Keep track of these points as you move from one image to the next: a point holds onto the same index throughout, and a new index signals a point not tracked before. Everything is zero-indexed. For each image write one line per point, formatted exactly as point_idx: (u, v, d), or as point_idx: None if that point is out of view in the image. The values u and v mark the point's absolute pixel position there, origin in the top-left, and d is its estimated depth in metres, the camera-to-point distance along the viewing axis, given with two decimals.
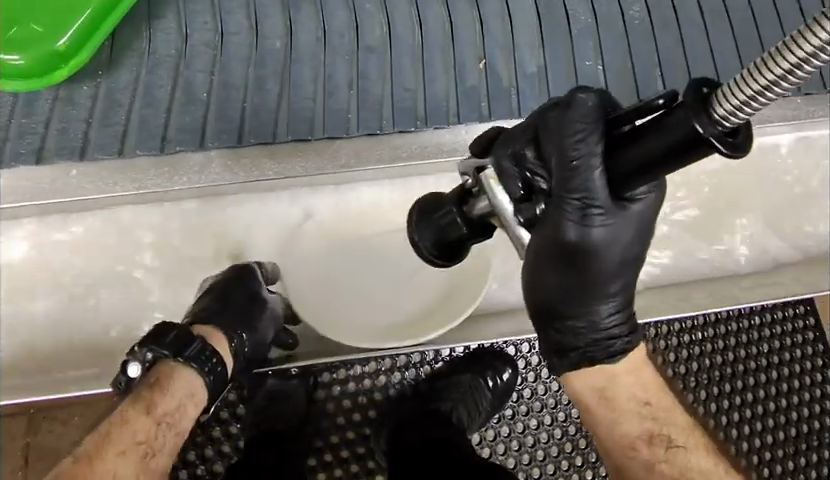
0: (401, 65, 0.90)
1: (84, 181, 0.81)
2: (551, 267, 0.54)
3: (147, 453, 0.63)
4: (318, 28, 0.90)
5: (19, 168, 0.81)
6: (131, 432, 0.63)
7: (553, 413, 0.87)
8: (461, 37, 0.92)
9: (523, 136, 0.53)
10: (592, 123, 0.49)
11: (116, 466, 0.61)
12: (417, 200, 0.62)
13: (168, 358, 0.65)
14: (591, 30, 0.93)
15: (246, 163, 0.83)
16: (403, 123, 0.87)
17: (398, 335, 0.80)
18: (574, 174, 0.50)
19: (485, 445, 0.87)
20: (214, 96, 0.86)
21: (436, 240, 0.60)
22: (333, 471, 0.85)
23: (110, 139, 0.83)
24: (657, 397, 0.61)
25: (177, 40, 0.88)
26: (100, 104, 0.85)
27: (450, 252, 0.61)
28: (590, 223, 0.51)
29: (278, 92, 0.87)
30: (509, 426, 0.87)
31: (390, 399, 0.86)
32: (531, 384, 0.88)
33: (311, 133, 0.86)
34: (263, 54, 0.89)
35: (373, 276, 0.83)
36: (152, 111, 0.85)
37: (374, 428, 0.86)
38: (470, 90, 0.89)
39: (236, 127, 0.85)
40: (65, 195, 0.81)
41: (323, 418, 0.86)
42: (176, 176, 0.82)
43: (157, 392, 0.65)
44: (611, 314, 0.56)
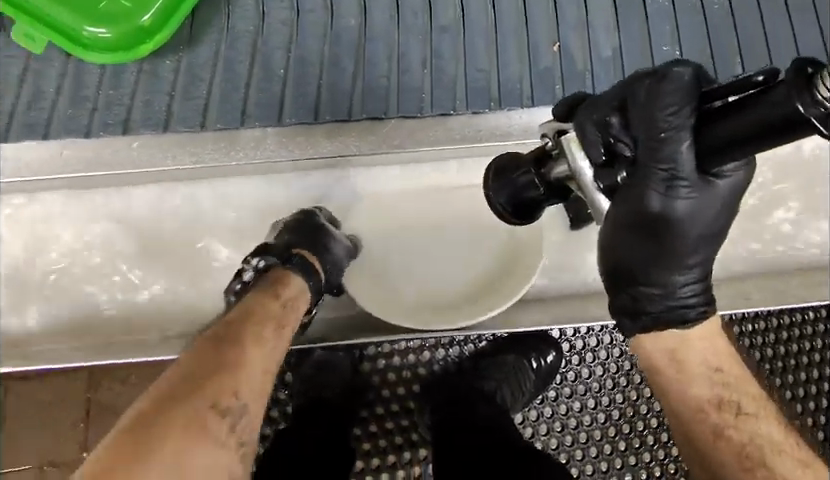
0: (475, 45, 0.90)
1: (144, 154, 0.85)
2: (631, 235, 0.55)
3: (279, 325, 0.69)
4: (392, 7, 0.91)
5: (106, 136, 0.85)
6: (263, 308, 0.69)
7: (597, 397, 0.87)
8: (535, 18, 0.91)
9: (607, 103, 0.53)
10: (686, 97, 0.49)
11: (259, 330, 0.66)
12: (498, 158, 0.65)
13: (278, 265, 0.74)
14: (669, 14, 0.91)
15: (301, 140, 0.86)
16: (477, 104, 0.88)
17: (444, 313, 0.82)
18: (664, 145, 0.50)
19: (527, 424, 0.88)
20: (291, 72, 0.88)
21: (512, 197, 0.63)
22: (379, 441, 0.87)
23: (193, 112, 0.86)
24: (730, 364, 0.59)
25: (255, 16, 0.90)
26: (182, 78, 0.88)
27: (525, 210, 0.64)
28: (675, 195, 0.51)
29: (352, 70, 0.88)
30: (552, 407, 0.88)
31: (433, 374, 0.88)
32: (576, 367, 0.88)
33: (386, 112, 0.87)
34: (339, 32, 0.90)
35: (425, 252, 0.85)
36: (232, 86, 0.87)
37: (417, 402, 0.87)
38: (544, 73, 0.89)
39: (312, 104, 0.87)
40: (129, 166, 0.84)
41: (368, 390, 0.88)
42: (233, 151, 0.85)
43: (278, 286, 0.72)
44: (688, 285, 0.57)
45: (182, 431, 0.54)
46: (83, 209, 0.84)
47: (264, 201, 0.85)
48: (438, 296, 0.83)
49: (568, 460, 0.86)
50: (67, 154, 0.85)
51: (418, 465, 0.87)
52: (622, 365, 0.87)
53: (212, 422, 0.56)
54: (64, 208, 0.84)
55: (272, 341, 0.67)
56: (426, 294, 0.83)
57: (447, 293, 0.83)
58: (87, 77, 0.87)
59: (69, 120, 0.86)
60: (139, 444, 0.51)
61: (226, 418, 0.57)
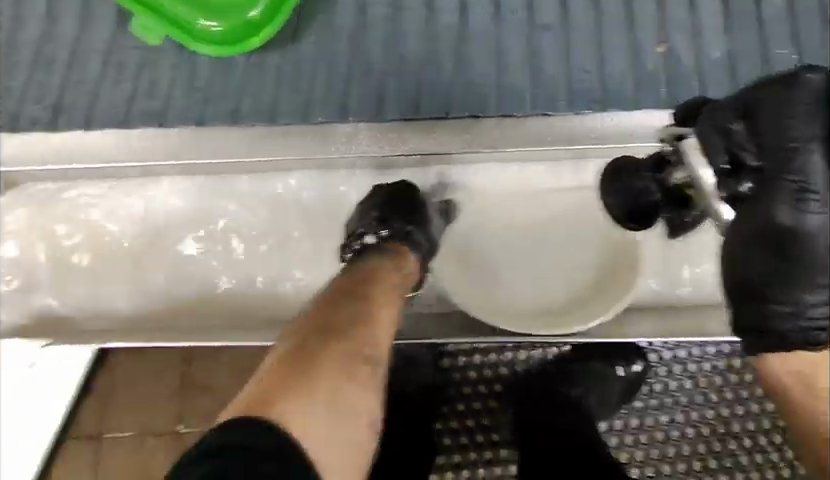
0: (578, 45, 0.88)
1: (242, 145, 0.87)
2: (757, 246, 0.50)
3: (402, 289, 0.74)
4: (491, 6, 0.90)
5: (217, 125, 0.87)
6: (389, 271, 0.73)
7: (687, 411, 0.86)
8: (641, 18, 0.88)
9: (732, 110, 0.51)
10: (816, 106, 0.47)
11: (387, 290, 0.72)
12: (615, 162, 0.69)
13: (396, 236, 0.76)
14: (785, 15, 0.87)
15: (393, 136, 0.86)
16: (579, 105, 0.86)
17: (535, 315, 0.82)
18: (792, 154, 0.47)
19: (613, 433, 0.87)
20: (392, 69, 0.88)
21: (626, 205, 0.67)
22: (460, 439, 0.88)
23: (296, 105, 0.88)
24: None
25: (355, 13, 0.91)
26: (286, 72, 0.89)
27: (641, 217, 0.67)
28: (806, 208, 0.47)
29: (453, 68, 0.88)
30: (639, 417, 0.87)
31: (515, 375, 0.89)
32: (664, 379, 0.88)
33: (484, 110, 0.86)
34: (439, 30, 0.89)
35: (519, 254, 0.85)
36: (335, 81, 0.89)
37: (498, 401, 0.88)
38: (649, 74, 0.86)
39: (413, 100, 0.87)
40: (229, 156, 0.87)
41: (450, 387, 0.89)
42: (332, 142, 0.86)
43: (390, 260, 0.75)
44: (821, 306, 0.49)
45: (337, 376, 0.61)
46: (189, 194, 0.88)
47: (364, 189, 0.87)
48: (530, 298, 0.83)
49: (655, 474, 0.85)
50: (174, 142, 0.87)
51: (498, 465, 0.87)
52: (712, 381, 0.87)
53: (357, 368, 0.64)
54: (175, 195, 0.88)
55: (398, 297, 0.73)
56: (516, 296, 0.83)
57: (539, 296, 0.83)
58: (197, 68, 0.90)
59: (180, 109, 0.88)
60: (302, 380, 0.59)
61: (369, 365, 0.65)
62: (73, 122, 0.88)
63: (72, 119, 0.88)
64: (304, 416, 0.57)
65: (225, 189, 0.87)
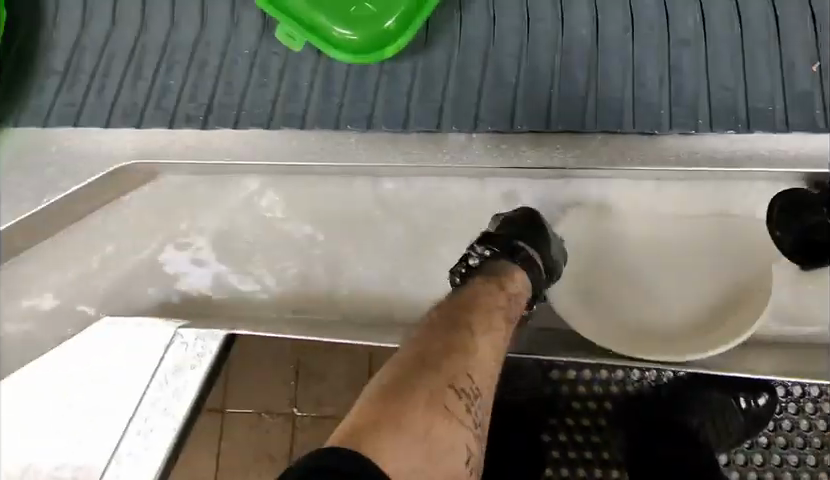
0: (720, 62, 0.84)
1: (368, 150, 0.91)
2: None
3: (506, 317, 0.75)
4: (626, 16, 0.87)
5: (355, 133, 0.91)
6: (492, 298, 0.75)
7: (819, 453, 0.87)
8: (789, 34, 0.82)
9: None
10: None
11: (489, 315, 0.73)
12: (777, 198, 0.84)
13: (498, 255, 0.80)
14: None
15: (507, 148, 0.88)
16: (724, 124, 0.82)
17: (651, 342, 0.86)
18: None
19: (733, 467, 0.90)
20: (523, 81, 0.88)
21: (798, 239, 0.83)
22: (567, 451, 0.93)
23: (429, 113, 0.89)
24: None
25: (488, 22, 0.91)
26: (419, 81, 0.91)
27: (807, 250, 0.83)
28: None
29: (585, 81, 0.87)
30: (763, 454, 0.89)
31: (628, 395, 0.92)
32: (792, 417, 0.89)
33: (621, 126, 0.84)
34: (572, 41, 0.88)
35: (648, 280, 0.89)
36: (466, 91, 0.89)
37: (608, 420, 0.92)
38: (802, 95, 0.81)
39: (544, 113, 0.87)
40: (356, 159, 0.91)
41: (558, 399, 0.93)
42: (439, 152, 0.89)
43: (503, 276, 0.79)
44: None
45: (433, 409, 0.62)
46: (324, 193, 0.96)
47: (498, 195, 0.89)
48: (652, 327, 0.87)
49: None
50: (316, 146, 0.92)
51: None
52: None
53: (455, 401, 0.64)
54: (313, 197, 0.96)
55: (498, 331, 0.73)
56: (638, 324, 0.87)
57: (661, 328, 0.87)
58: (337, 74, 0.94)
59: (321, 112, 0.93)
60: (397, 414, 0.60)
61: (465, 399, 0.65)
62: (222, 121, 0.94)
63: (223, 119, 0.94)
64: (393, 449, 0.57)
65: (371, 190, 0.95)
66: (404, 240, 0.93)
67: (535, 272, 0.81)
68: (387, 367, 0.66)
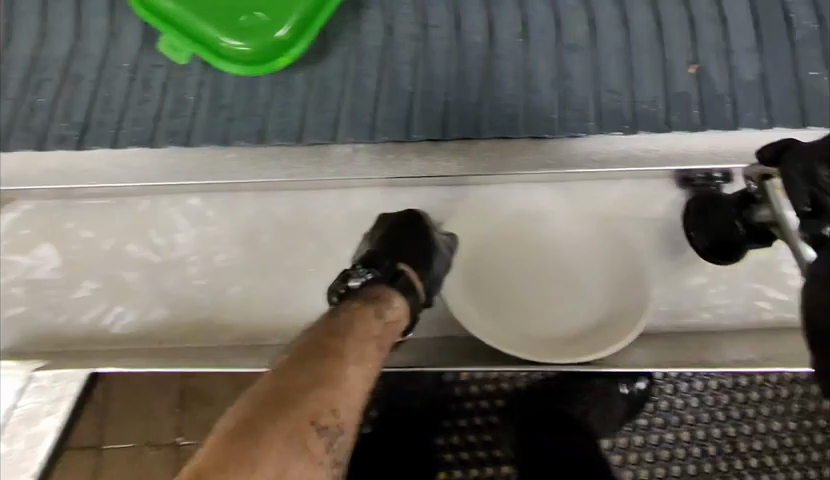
0: (608, 66, 0.86)
1: (258, 166, 0.87)
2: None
3: (381, 345, 0.67)
4: (519, 24, 0.89)
5: (244, 145, 0.87)
6: (368, 325, 0.67)
7: (692, 429, 0.90)
8: (670, 38, 0.86)
9: (815, 154, 0.52)
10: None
11: (362, 345, 0.65)
12: (692, 203, 0.83)
13: (378, 280, 0.72)
14: (817, 36, 0.85)
15: (393, 158, 0.87)
16: (610, 126, 0.85)
17: (540, 343, 0.82)
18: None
19: (615, 451, 0.90)
20: (419, 89, 0.87)
21: (710, 238, 0.81)
22: (459, 453, 0.90)
23: (324, 124, 0.87)
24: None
25: (383, 31, 0.90)
26: (314, 91, 0.88)
27: (725, 251, 0.80)
28: None
29: (480, 88, 0.87)
30: (642, 435, 0.90)
31: (519, 390, 0.91)
32: (669, 396, 0.90)
33: (514, 130, 0.85)
34: (466, 49, 0.88)
35: (532, 279, 0.85)
36: (362, 101, 0.87)
37: (499, 417, 0.91)
38: (681, 96, 0.85)
39: (439, 119, 0.86)
40: (247, 175, 0.87)
41: (451, 403, 0.91)
42: (324, 166, 0.87)
43: (378, 301, 0.70)
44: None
45: (288, 448, 0.55)
46: (209, 210, 0.89)
47: (394, 206, 0.88)
48: (541, 328, 0.83)
49: None
50: (204, 164, 0.87)
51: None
52: (719, 398, 0.90)
53: (310, 439, 0.56)
54: (200, 218, 0.89)
55: (369, 365, 0.65)
56: (527, 325, 0.83)
57: (550, 327, 0.83)
58: (225, 86, 0.89)
59: (208, 128, 0.88)
60: (246, 453, 0.53)
61: (323, 437, 0.57)
62: (99, 140, 0.87)
63: (99, 138, 0.88)
64: None
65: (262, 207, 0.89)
66: (296, 258, 0.88)
67: (414, 295, 0.73)
68: (229, 412, 0.57)
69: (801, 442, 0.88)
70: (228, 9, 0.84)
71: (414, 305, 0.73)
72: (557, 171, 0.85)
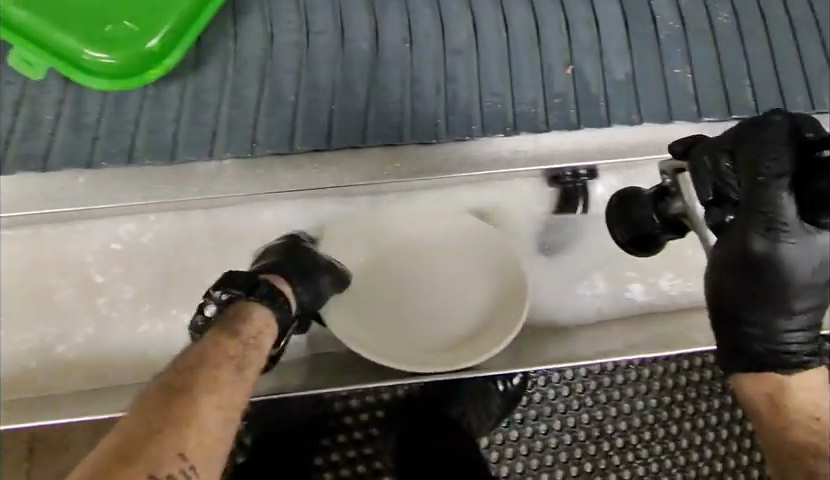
0: (490, 69, 0.87)
1: (119, 190, 0.80)
2: (732, 275, 0.56)
3: (241, 367, 0.65)
4: (404, 29, 0.88)
5: (108, 169, 0.81)
6: (223, 350, 0.64)
7: (564, 418, 0.92)
8: (548, 39, 0.89)
9: (720, 146, 0.57)
10: (786, 149, 0.54)
11: (216, 372, 0.62)
12: (617, 198, 0.79)
13: (239, 296, 0.70)
14: (679, 36, 0.90)
15: (267, 174, 0.82)
16: (493, 127, 0.86)
17: (425, 354, 0.80)
18: (767, 189, 0.53)
19: (493, 448, 0.91)
20: (302, 98, 0.84)
21: (628, 230, 0.76)
22: (340, 470, 0.89)
23: (199, 139, 0.82)
24: (825, 406, 0.56)
25: (262, 39, 0.86)
26: (188, 104, 0.83)
27: (644, 243, 0.76)
28: (778, 239, 0.53)
29: (365, 95, 0.85)
30: (517, 429, 0.91)
31: (398, 398, 0.92)
32: (542, 388, 0.92)
33: (400, 137, 0.84)
34: (350, 55, 0.86)
35: (420, 290, 0.83)
36: (240, 112, 0.83)
37: (379, 428, 0.91)
38: (559, 96, 0.87)
39: (324, 129, 0.84)
40: (105, 200, 0.80)
41: (330, 418, 0.91)
42: (185, 187, 0.81)
43: (239, 320, 0.68)
44: (792, 331, 0.56)
45: None
46: (76, 239, 0.83)
47: (281, 221, 0.85)
48: (428, 339, 0.81)
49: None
50: (70, 189, 0.80)
51: None
52: (588, 385, 0.93)
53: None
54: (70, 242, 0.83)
55: (230, 384, 0.62)
56: (414, 338, 0.81)
57: (435, 339, 0.81)
58: (88, 103, 0.83)
59: (67, 148, 0.81)
60: None
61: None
62: None
63: None
64: None
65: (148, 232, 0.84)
66: (169, 285, 0.83)
67: (280, 306, 0.72)
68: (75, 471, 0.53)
69: (662, 417, 0.91)
70: (90, 18, 0.77)
71: (282, 316, 0.72)
72: (434, 176, 0.84)
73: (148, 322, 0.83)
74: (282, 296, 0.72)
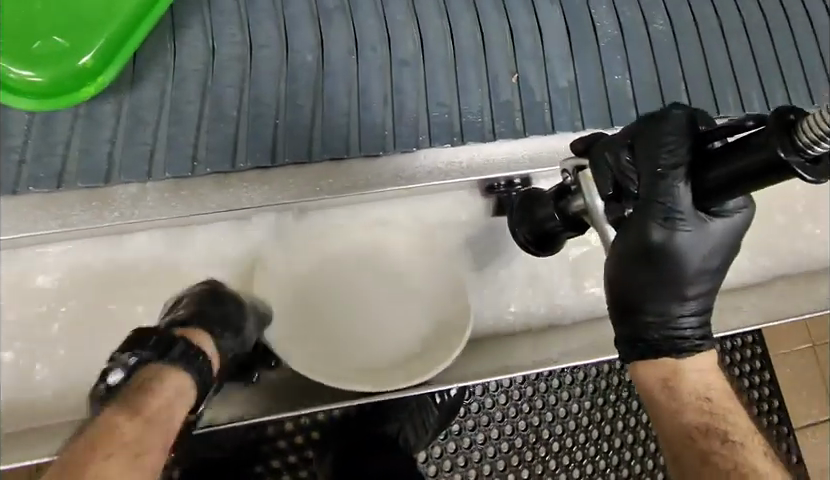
0: (436, 79, 0.87)
1: (50, 218, 0.78)
2: (633, 265, 0.61)
3: (139, 453, 0.60)
4: (350, 39, 0.86)
5: (41, 192, 0.77)
6: (118, 437, 0.59)
7: (500, 426, 0.94)
8: (493, 47, 0.89)
9: (620, 141, 0.61)
10: (683, 139, 0.58)
11: (106, 463, 0.57)
12: (520, 196, 0.80)
13: (151, 360, 0.66)
14: (619, 42, 0.92)
15: (195, 193, 0.80)
16: (441, 138, 0.85)
17: (385, 375, 0.79)
18: (662, 181, 0.58)
19: (431, 461, 0.92)
20: (245, 114, 0.82)
21: (531, 230, 0.78)
22: None
23: (137, 160, 0.79)
24: (713, 388, 0.61)
25: (204, 51, 0.83)
26: (124, 123, 0.80)
27: (544, 242, 0.78)
28: (674, 228, 0.58)
29: (311, 109, 0.83)
30: (456, 441, 0.93)
31: (333, 420, 0.89)
32: (479, 398, 0.94)
33: (347, 151, 0.83)
34: (296, 69, 0.84)
35: (364, 315, 0.83)
36: (181, 129, 0.80)
37: (317, 450, 0.89)
38: (505, 104, 0.87)
39: (269, 144, 0.81)
40: (34, 229, 0.77)
41: (263, 443, 0.89)
42: (106, 212, 0.79)
43: (148, 392, 0.64)
44: (686, 318, 0.61)
45: None
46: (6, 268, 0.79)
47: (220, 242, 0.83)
48: (383, 360, 0.81)
49: None
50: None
51: None
52: (524, 391, 0.95)
53: None
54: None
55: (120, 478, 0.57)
56: (370, 363, 0.80)
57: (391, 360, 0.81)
58: (13, 123, 0.78)
59: None
60: None
61: None
62: None
63: None
64: None
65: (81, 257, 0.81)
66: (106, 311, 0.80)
67: (199, 364, 0.68)
68: None
69: (596, 419, 0.95)
70: (14, 33, 0.72)
71: (200, 377, 0.68)
72: (363, 191, 0.82)
73: (84, 353, 0.79)
74: (202, 352, 0.69)
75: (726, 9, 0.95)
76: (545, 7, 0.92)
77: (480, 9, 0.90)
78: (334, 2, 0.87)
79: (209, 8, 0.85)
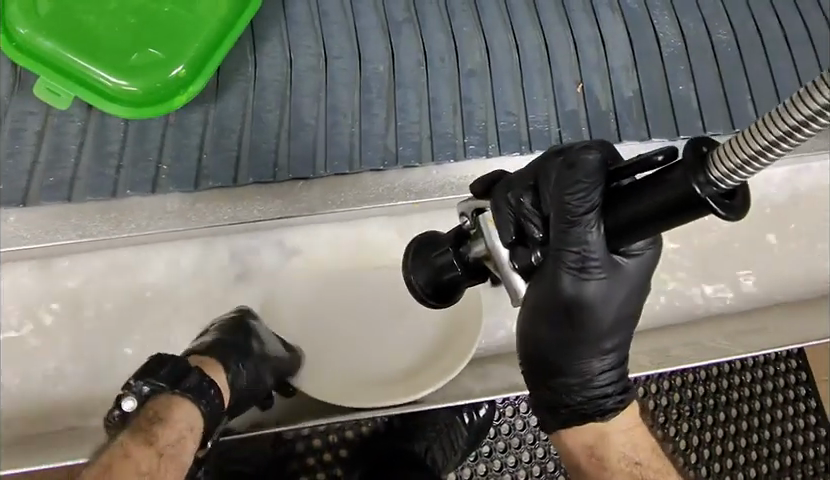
0: (504, 89, 0.89)
1: (132, 222, 0.81)
2: (547, 322, 0.56)
3: None
4: (420, 50, 0.90)
5: (137, 197, 0.81)
6: (133, 464, 0.60)
7: (532, 449, 0.90)
8: (557, 59, 0.91)
9: (520, 184, 0.56)
10: (596, 180, 0.51)
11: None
12: (412, 244, 0.63)
13: (163, 390, 0.63)
14: (682, 53, 0.94)
15: (257, 198, 0.83)
16: (509, 147, 0.87)
17: (386, 385, 0.79)
18: (572, 230, 0.52)
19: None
20: (324, 122, 0.86)
21: (426, 281, 0.60)
22: None
23: (225, 166, 0.83)
24: (641, 448, 0.60)
25: (282, 63, 0.87)
26: (211, 131, 0.84)
27: (445, 294, 0.61)
28: (587, 277, 0.53)
29: (385, 116, 0.87)
30: (485, 463, 0.90)
31: (361, 437, 0.89)
32: (509, 420, 0.91)
33: (420, 159, 0.85)
34: (369, 78, 0.88)
35: (362, 319, 0.82)
36: (263, 138, 0.84)
37: (345, 469, 0.88)
38: (571, 113, 0.89)
39: (348, 153, 0.85)
40: (117, 231, 0.81)
41: (290, 460, 0.87)
42: (147, 220, 0.81)
43: (156, 426, 0.62)
44: (605, 372, 0.57)
45: None
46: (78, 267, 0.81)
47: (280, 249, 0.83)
48: (383, 370, 0.80)
49: None
50: (75, 225, 0.81)
51: None
52: None
53: None
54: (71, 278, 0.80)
55: None
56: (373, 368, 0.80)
57: (388, 368, 0.80)
58: (111, 132, 0.83)
59: (95, 178, 0.81)
60: None
61: None
62: None
63: None
64: None
65: (147, 259, 0.81)
66: (169, 319, 0.80)
67: (211, 401, 0.65)
68: None
69: None
70: (117, 45, 0.78)
71: (211, 411, 0.66)
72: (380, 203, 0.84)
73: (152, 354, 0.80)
74: (216, 385, 0.66)
75: (791, 18, 0.96)
76: (608, 20, 0.94)
77: (544, 21, 0.93)
78: (403, 15, 0.91)
79: (286, 22, 0.89)
